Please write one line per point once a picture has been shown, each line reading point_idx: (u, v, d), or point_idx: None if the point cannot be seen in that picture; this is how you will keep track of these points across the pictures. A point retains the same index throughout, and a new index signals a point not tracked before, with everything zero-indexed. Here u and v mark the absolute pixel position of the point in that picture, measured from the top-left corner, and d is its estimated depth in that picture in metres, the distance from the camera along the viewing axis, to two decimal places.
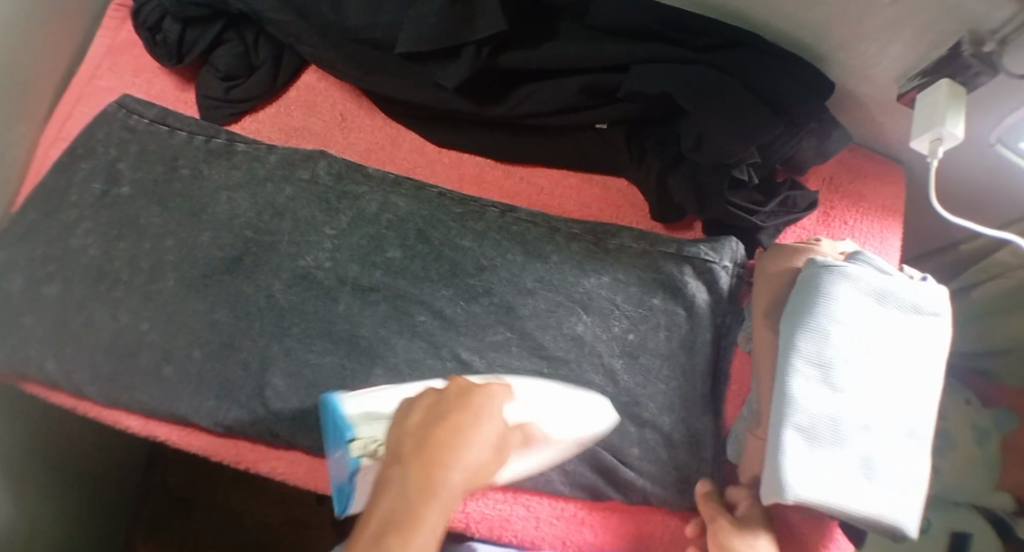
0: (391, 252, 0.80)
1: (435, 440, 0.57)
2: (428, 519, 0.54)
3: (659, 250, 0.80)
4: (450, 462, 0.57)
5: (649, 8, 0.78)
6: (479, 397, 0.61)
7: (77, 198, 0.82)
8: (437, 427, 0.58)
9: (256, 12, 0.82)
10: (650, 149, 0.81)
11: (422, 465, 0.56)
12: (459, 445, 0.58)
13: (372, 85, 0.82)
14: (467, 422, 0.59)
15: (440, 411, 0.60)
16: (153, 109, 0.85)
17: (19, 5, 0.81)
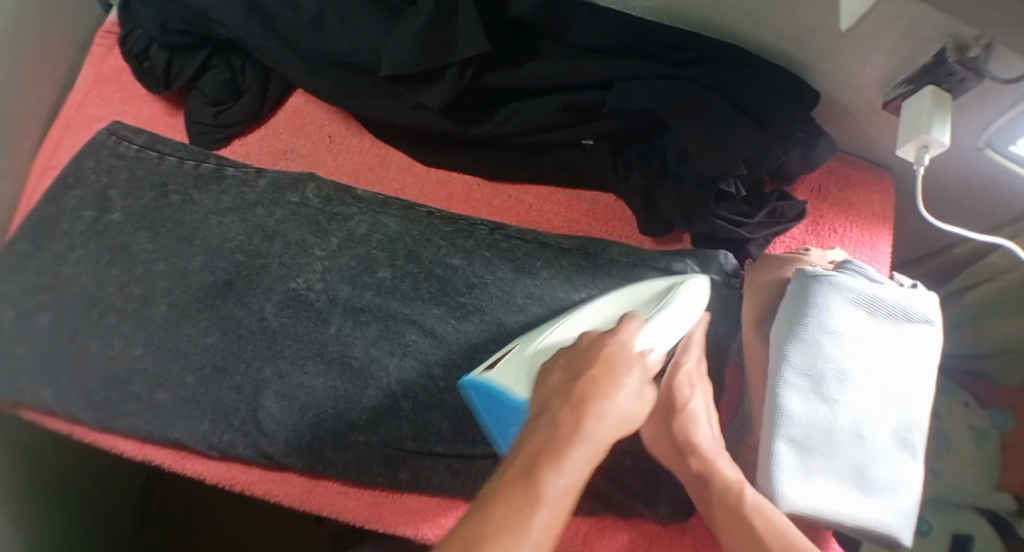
0: (380, 272, 0.80)
1: (594, 384, 0.60)
2: (572, 458, 0.55)
3: (646, 263, 0.81)
4: (603, 406, 0.59)
5: (629, 25, 0.78)
6: (615, 349, 0.64)
7: (67, 227, 0.82)
8: (594, 375, 0.61)
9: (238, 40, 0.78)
10: (635, 161, 0.80)
11: (581, 407, 0.59)
12: (606, 396, 0.60)
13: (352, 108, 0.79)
14: (616, 376, 0.62)
15: (597, 360, 0.63)
16: (143, 136, 0.83)
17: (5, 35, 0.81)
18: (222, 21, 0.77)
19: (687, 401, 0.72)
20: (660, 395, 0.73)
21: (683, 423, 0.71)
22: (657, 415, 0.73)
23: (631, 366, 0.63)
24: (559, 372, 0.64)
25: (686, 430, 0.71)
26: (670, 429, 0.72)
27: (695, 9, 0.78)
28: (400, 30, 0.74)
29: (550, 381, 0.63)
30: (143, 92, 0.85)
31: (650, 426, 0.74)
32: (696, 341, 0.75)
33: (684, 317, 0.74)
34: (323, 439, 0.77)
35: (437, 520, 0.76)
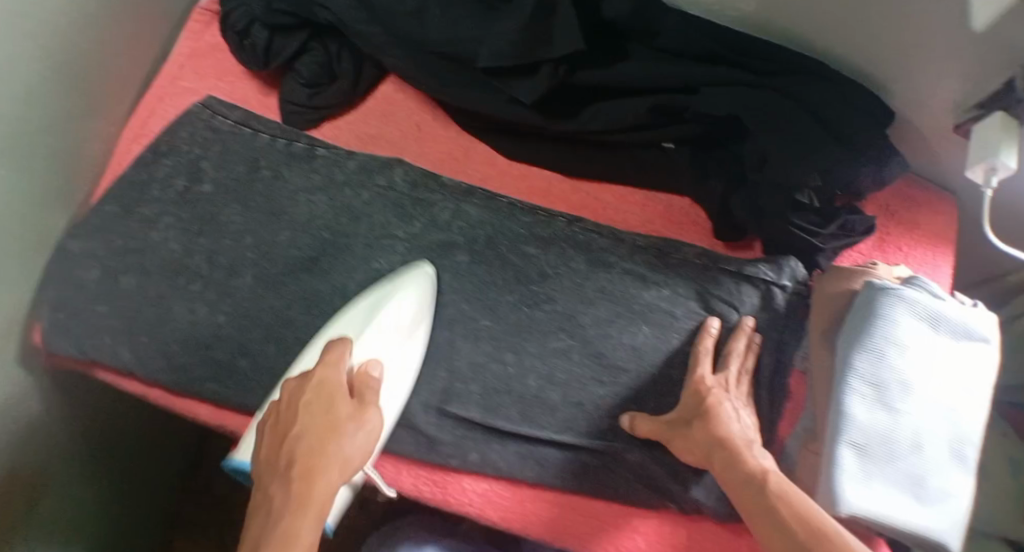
0: (458, 256, 0.82)
1: (307, 438, 0.67)
2: (307, 524, 0.62)
3: (721, 267, 0.83)
4: (326, 451, 0.66)
5: (711, 31, 0.80)
6: (310, 395, 0.69)
7: (158, 193, 0.84)
8: (313, 427, 0.67)
9: (340, 24, 0.79)
10: (713, 168, 0.83)
11: (306, 460, 0.65)
12: (325, 458, 0.66)
13: (444, 96, 0.79)
14: (335, 432, 0.67)
15: (305, 411, 0.68)
16: (237, 112, 0.85)
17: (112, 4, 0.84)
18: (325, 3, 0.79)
19: (714, 400, 0.75)
20: (689, 407, 0.76)
21: (714, 418, 0.73)
22: (687, 419, 0.76)
23: (342, 400, 0.70)
24: (271, 432, 0.69)
25: (718, 423, 0.73)
26: (700, 427, 0.74)
27: (785, 19, 0.79)
28: (500, 25, 0.75)
29: (267, 440, 0.69)
30: (238, 70, 0.87)
31: (678, 445, 0.75)
32: (737, 350, 0.79)
33: (398, 325, 0.77)
34: (398, 413, 0.80)
35: (500, 502, 0.79)
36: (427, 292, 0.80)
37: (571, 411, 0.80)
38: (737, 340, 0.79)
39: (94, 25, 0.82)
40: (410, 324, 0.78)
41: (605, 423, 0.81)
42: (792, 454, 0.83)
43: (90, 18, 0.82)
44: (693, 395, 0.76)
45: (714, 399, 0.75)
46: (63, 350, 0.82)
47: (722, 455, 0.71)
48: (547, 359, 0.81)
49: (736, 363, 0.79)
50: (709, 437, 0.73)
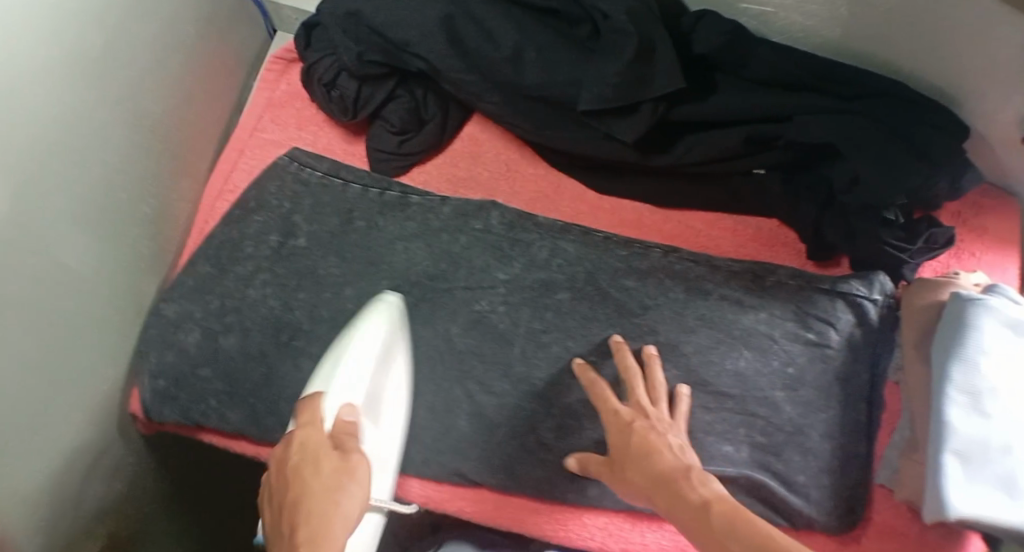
0: (559, 294, 0.83)
1: (300, 502, 0.62)
2: None
3: (816, 286, 0.85)
4: (327, 512, 0.61)
5: (802, 61, 0.81)
6: (297, 459, 0.65)
7: (253, 250, 0.83)
8: (307, 492, 0.62)
9: (436, 73, 0.79)
10: (804, 191, 0.84)
11: (305, 524, 0.60)
12: (326, 519, 0.60)
13: (544, 140, 0.82)
14: (330, 490, 0.62)
15: (292, 477, 0.64)
16: (325, 163, 0.85)
17: (190, 60, 0.82)
18: (418, 52, 0.78)
19: (667, 438, 0.69)
20: (634, 444, 0.69)
21: (646, 452, 0.67)
22: (623, 455, 0.70)
23: (333, 458, 0.65)
24: (271, 509, 0.64)
25: (644, 448, 0.68)
26: (633, 460, 0.68)
27: (865, 45, 0.81)
28: (597, 68, 0.76)
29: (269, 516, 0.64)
30: (319, 118, 0.87)
31: (628, 483, 0.68)
32: (637, 373, 0.76)
33: (365, 358, 0.75)
34: (512, 454, 0.81)
35: (622, 536, 0.79)
36: (393, 324, 0.79)
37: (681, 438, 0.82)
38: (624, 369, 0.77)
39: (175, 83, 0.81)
40: (377, 350, 0.76)
41: (716, 449, 0.83)
42: (889, 463, 0.86)
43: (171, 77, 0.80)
44: (624, 432, 0.71)
45: (659, 434, 0.69)
46: (167, 416, 0.81)
47: (660, 487, 0.64)
48: None
49: (645, 392, 0.75)
50: (643, 470, 0.67)
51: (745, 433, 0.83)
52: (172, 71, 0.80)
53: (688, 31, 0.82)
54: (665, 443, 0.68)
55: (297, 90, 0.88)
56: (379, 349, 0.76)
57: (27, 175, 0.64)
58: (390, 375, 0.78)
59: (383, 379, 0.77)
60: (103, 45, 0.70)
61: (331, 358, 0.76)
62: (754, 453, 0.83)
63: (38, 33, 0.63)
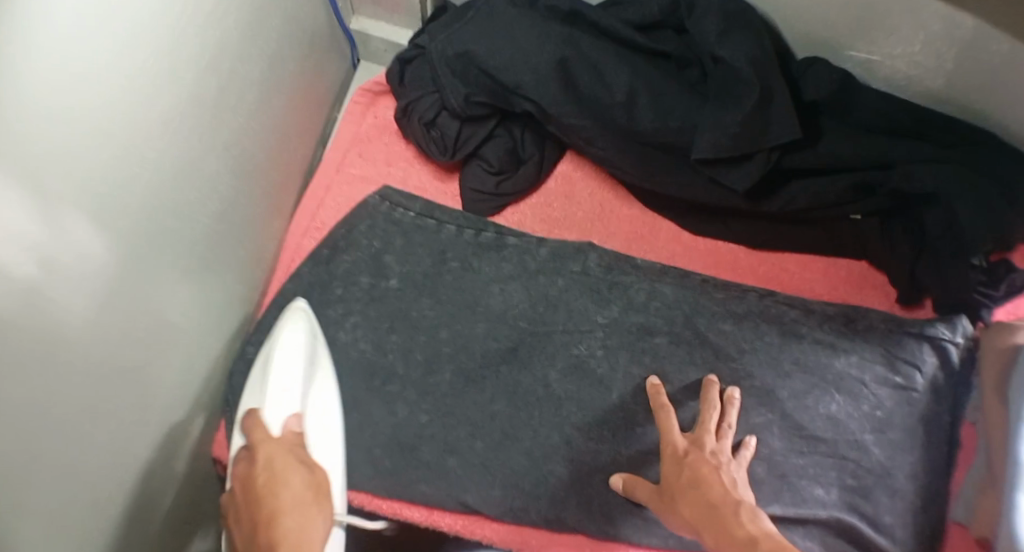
0: (657, 338, 0.82)
1: (276, 518, 0.59)
2: None
3: (905, 331, 0.85)
4: (296, 528, 0.59)
5: (906, 109, 0.82)
6: (262, 470, 0.63)
7: (342, 291, 0.82)
8: (268, 501, 0.61)
9: (545, 114, 0.82)
10: (898, 235, 0.85)
11: (270, 534, 0.58)
12: (291, 530, 0.59)
13: (655, 186, 0.84)
14: (299, 503, 0.61)
15: (261, 481, 0.62)
16: (418, 202, 0.85)
17: (284, 98, 0.83)
18: (529, 95, 0.80)
19: (717, 465, 0.70)
20: (684, 472, 0.69)
21: (694, 481, 0.68)
22: (671, 488, 0.70)
23: (297, 468, 0.64)
24: (241, 528, 0.61)
25: (692, 486, 0.67)
26: (681, 494, 0.68)
27: (972, 100, 0.81)
28: (713, 112, 0.77)
29: (237, 531, 0.61)
30: (409, 155, 0.89)
31: (675, 515, 0.68)
32: (714, 413, 0.75)
33: (292, 363, 0.73)
34: (612, 502, 0.78)
35: None
36: (307, 325, 0.77)
37: (773, 482, 0.81)
38: (703, 406, 0.77)
39: (271, 118, 0.81)
40: (300, 366, 0.74)
41: (808, 491, 0.81)
42: (965, 501, 0.81)
43: (269, 114, 0.80)
44: (675, 467, 0.71)
45: (710, 463, 0.70)
46: None
47: (705, 517, 0.64)
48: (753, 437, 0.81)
49: (714, 425, 0.75)
50: (693, 499, 0.66)
51: (837, 476, 0.82)
52: (271, 108, 0.80)
53: (800, 77, 0.83)
54: (712, 478, 0.68)
55: (384, 123, 0.90)
56: (302, 364, 0.74)
57: (138, 230, 0.62)
58: (318, 389, 0.75)
59: (309, 393, 0.74)
60: (214, 90, 0.70)
61: (260, 364, 0.74)
62: (843, 496, 0.82)
63: (165, 73, 0.63)
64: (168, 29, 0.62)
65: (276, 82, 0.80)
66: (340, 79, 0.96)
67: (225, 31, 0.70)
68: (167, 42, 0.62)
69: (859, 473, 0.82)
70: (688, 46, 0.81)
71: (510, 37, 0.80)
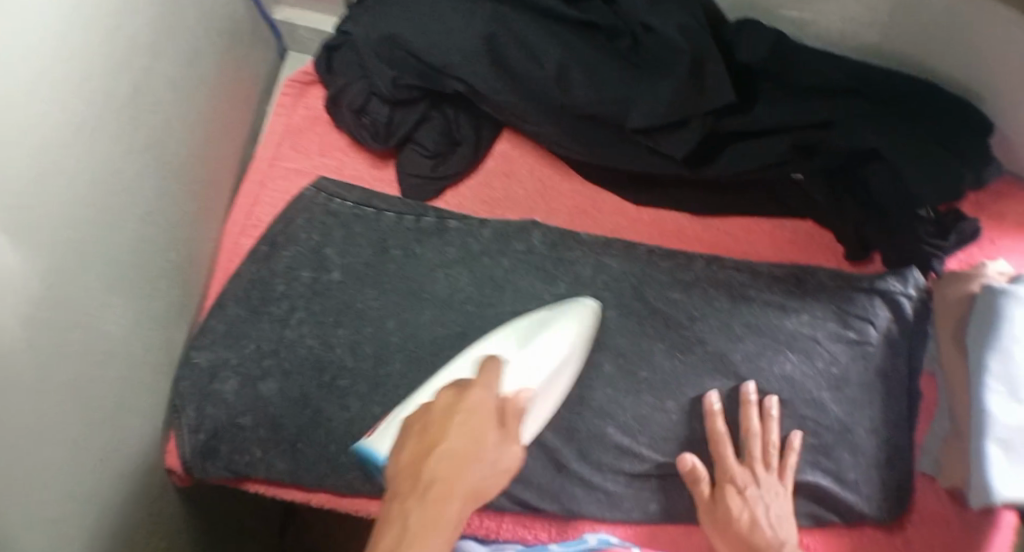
0: (608, 312, 0.82)
1: (432, 463, 0.55)
2: (448, 514, 0.53)
3: (854, 286, 0.84)
4: (468, 455, 0.56)
5: (841, 64, 0.81)
6: (477, 388, 0.60)
7: (284, 288, 0.81)
8: (454, 423, 0.57)
9: (477, 93, 0.80)
10: (844, 193, 0.85)
11: (440, 457, 0.55)
12: (470, 457, 0.56)
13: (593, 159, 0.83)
14: (488, 430, 0.58)
15: (462, 423, 0.57)
16: (355, 192, 0.84)
17: (208, 95, 0.81)
18: (458, 74, 0.79)
19: (772, 504, 0.74)
20: (739, 507, 0.74)
21: (747, 524, 0.73)
22: (723, 517, 0.74)
23: (496, 426, 0.58)
24: (403, 451, 0.58)
25: (753, 535, 0.72)
26: (737, 535, 0.73)
27: (906, 48, 0.80)
28: (647, 85, 0.77)
29: (402, 452, 0.58)
30: (343, 145, 0.87)
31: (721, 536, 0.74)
32: (759, 436, 0.78)
33: (553, 353, 0.72)
34: (569, 480, 0.78)
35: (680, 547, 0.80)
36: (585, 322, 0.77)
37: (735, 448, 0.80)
38: (746, 427, 0.78)
39: (196, 117, 0.79)
40: (557, 353, 0.73)
41: None
42: (930, 452, 0.82)
43: (194, 113, 0.79)
44: (729, 494, 0.75)
45: (765, 504, 0.74)
46: (210, 473, 0.78)
47: None
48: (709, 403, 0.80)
49: (761, 448, 0.77)
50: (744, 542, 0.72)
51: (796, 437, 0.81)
52: (195, 107, 0.79)
53: (732, 39, 0.82)
54: (772, 531, 0.72)
55: (315, 113, 0.89)
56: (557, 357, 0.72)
57: (63, 238, 0.61)
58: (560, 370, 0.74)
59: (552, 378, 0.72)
60: (130, 90, 0.68)
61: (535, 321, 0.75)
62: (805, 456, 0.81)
63: (76, 79, 0.61)
64: (74, 32, 0.60)
65: (197, 79, 0.79)
66: (265, 73, 0.94)
67: (135, 30, 0.68)
68: (73, 41, 0.60)
69: (821, 433, 0.82)
70: (618, 16, 0.79)
71: (438, 16, 0.79)
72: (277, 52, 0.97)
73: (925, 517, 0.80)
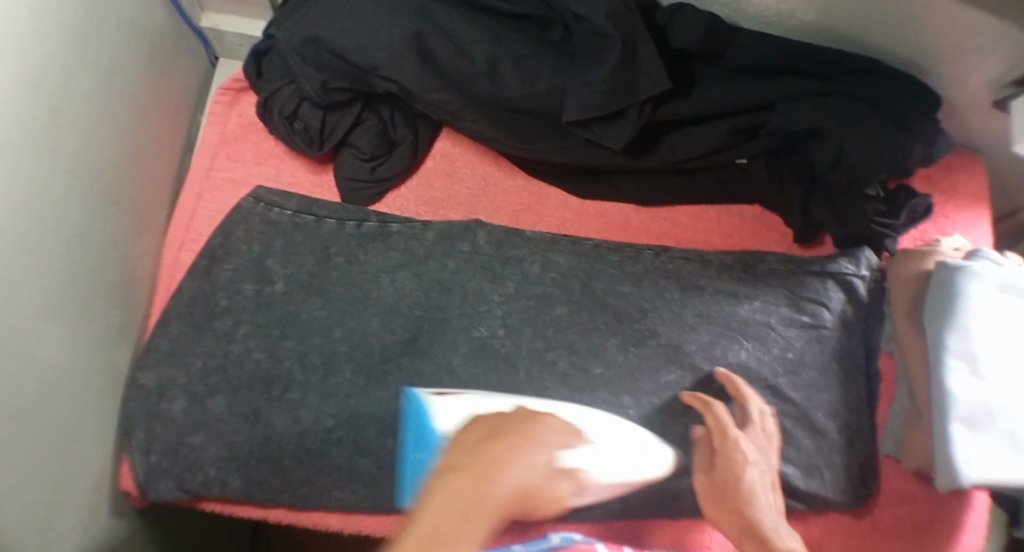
0: (558, 309, 0.81)
1: (494, 447, 0.52)
2: (496, 499, 0.49)
3: (805, 269, 0.83)
4: (524, 456, 0.52)
5: (779, 44, 0.80)
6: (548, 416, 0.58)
7: (227, 302, 0.79)
8: (521, 427, 0.55)
9: (410, 93, 0.80)
10: (789, 175, 0.84)
11: (501, 446, 0.52)
12: (524, 453, 0.53)
13: (531, 155, 0.83)
14: (545, 446, 0.54)
15: (522, 429, 0.55)
16: (294, 200, 0.82)
17: (132, 106, 0.79)
18: (386, 74, 0.78)
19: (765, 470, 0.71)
20: (733, 469, 0.70)
21: (742, 486, 0.69)
22: (719, 482, 0.70)
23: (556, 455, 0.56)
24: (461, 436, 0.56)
25: (746, 493, 0.68)
26: (735, 495, 0.69)
27: (841, 27, 0.79)
28: (580, 73, 0.75)
29: (459, 436, 0.55)
30: (281, 152, 0.86)
31: (716, 504, 0.70)
32: (754, 402, 0.75)
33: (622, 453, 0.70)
34: None
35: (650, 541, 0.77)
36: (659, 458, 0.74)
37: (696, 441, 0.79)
38: (740, 396, 0.76)
39: (120, 129, 0.77)
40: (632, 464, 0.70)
41: None
42: (894, 433, 0.81)
43: (118, 126, 0.77)
44: (727, 457, 0.71)
45: (760, 469, 0.71)
46: (164, 494, 0.76)
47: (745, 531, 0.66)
48: (666, 396, 0.79)
49: (756, 416, 0.75)
50: (738, 505, 0.68)
51: None
52: (119, 120, 0.77)
53: (666, 25, 0.81)
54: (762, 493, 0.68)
55: (250, 121, 0.87)
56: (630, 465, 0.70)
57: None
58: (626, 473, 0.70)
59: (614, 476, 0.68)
60: (47, 113, 0.66)
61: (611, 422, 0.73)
62: None
63: None
64: None
65: (117, 91, 0.77)
66: (195, 82, 0.94)
67: (48, 50, 0.66)
68: None
69: (780, 419, 0.81)
70: (548, 4, 0.78)
71: (359, 14, 0.77)
72: (206, 61, 0.97)
73: (890, 497, 0.80)
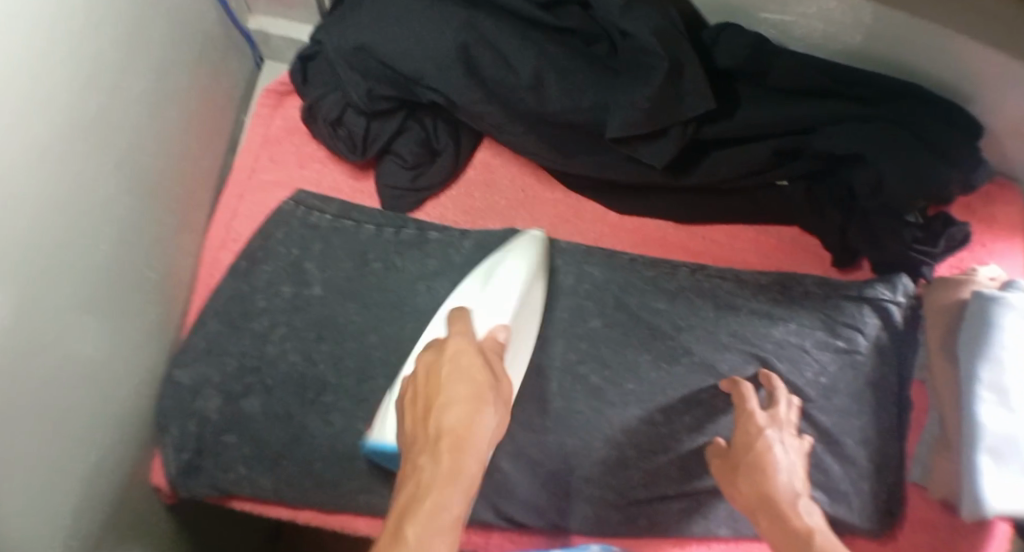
0: (592, 323, 0.81)
1: (428, 421, 0.54)
2: (451, 468, 0.52)
3: (840, 293, 0.83)
4: (450, 404, 0.53)
5: (823, 67, 0.79)
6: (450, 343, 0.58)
7: (265, 303, 0.80)
8: (437, 379, 0.56)
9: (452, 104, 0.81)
10: (827, 198, 0.84)
11: (428, 416, 0.54)
12: (446, 405, 0.53)
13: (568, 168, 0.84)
14: (459, 381, 0.55)
15: (435, 377, 0.56)
16: (334, 204, 0.84)
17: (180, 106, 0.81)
18: (431, 84, 0.79)
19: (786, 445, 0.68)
20: (751, 444, 0.67)
21: (759, 457, 0.66)
22: (738, 459, 0.68)
23: (489, 373, 0.56)
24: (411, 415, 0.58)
25: (761, 464, 0.65)
26: (748, 466, 0.66)
27: (887, 53, 0.79)
28: (625, 89, 0.75)
29: (411, 412, 0.57)
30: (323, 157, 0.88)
31: (734, 483, 0.68)
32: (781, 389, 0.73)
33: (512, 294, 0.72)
34: (560, 495, 0.77)
35: None
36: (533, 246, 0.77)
37: None
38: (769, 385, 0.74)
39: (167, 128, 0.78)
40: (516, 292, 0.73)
41: None
42: (922, 460, 0.80)
43: (166, 124, 0.78)
44: (744, 435, 0.69)
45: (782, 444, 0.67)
46: (195, 490, 0.77)
47: (764, 502, 0.63)
48: (698, 415, 0.79)
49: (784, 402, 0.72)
50: (755, 477, 0.65)
51: None
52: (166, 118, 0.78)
53: (711, 44, 0.82)
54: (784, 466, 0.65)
55: (293, 125, 0.89)
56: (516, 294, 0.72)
57: (31, 268, 0.60)
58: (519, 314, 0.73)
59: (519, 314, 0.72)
60: (95, 109, 0.67)
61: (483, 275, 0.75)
62: None
63: (42, 95, 0.60)
64: (41, 48, 0.60)
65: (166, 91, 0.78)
66: (241, 83, 0.95)
67: (99, 48, 0.67)
68: (39, 65, 0.59)
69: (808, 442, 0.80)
70: (595, 21, 0.78)
71: (408, 26, 0.78)
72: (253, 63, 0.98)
73: (917, 525, 0.78)
